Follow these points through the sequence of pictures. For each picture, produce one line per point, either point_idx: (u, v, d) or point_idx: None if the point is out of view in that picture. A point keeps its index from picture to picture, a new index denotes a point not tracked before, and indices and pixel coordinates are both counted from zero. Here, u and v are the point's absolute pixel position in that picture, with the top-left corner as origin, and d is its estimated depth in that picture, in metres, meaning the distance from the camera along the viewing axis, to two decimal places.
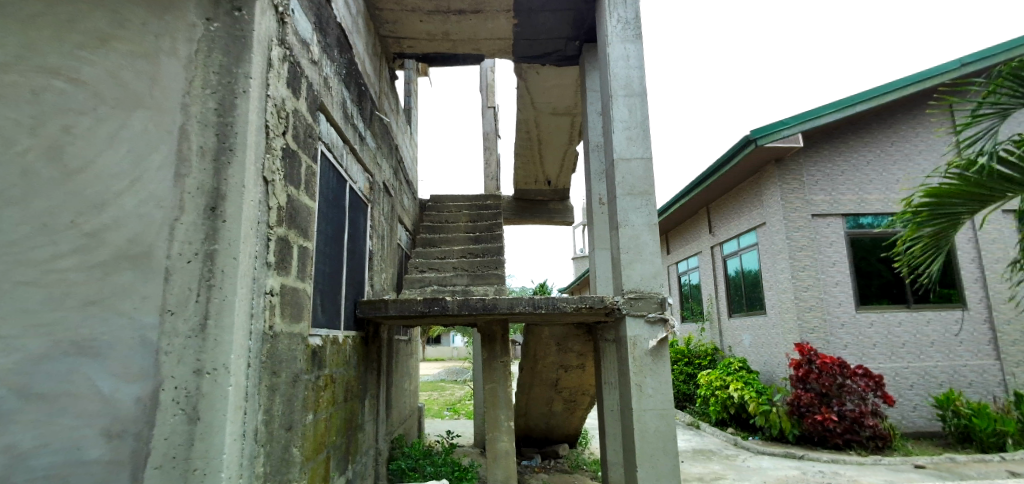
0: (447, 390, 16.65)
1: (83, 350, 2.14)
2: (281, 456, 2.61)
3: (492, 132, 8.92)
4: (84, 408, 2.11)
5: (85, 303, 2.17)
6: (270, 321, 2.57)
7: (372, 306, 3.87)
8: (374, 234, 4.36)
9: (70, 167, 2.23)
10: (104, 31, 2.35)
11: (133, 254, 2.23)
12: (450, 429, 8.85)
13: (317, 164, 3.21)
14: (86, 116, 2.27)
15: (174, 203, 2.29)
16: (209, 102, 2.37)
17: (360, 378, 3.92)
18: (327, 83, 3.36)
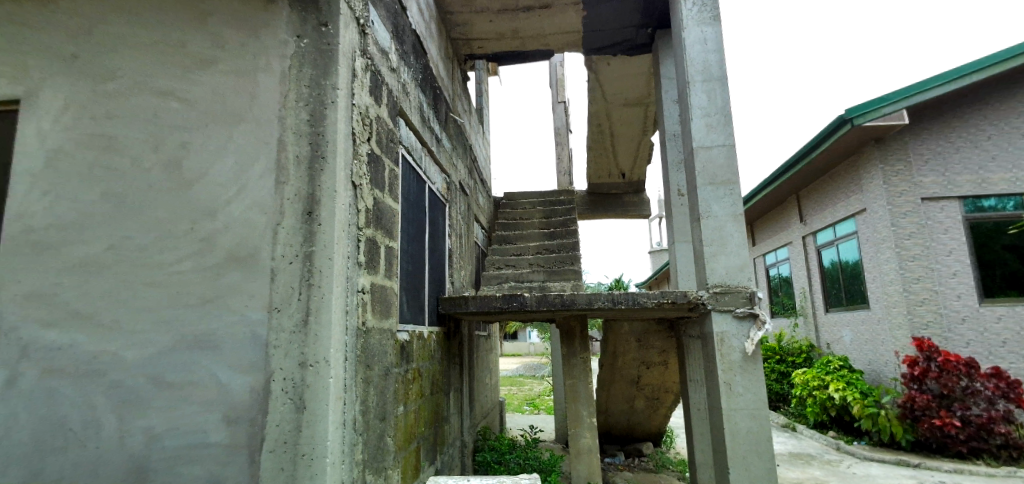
0: (526, 386, 16.79)
1: (202, 345, 2.38)
2: (377, 444, 2.77)
3: (563, 127, 8.88)
4: (206, 396, 2.35)
5: (203, 301, 2.41)
6: (362, 317, 2.72)
7: (453, 302, 3.96)
8: (452, 233, 4.49)
9: (187, 179, 2.49)
10: (209, 54, 2.58)
11: (242, 256, 2.45)
12: (532, 425, 8.93)
13: (399, 167, 3.35)
14: (198, 133, 2.52)
15: (275, 208, 2.48)
16: (302, 113, 2.54)
17: (444, 372, 4.05)
18: (405, 88, 3.49)
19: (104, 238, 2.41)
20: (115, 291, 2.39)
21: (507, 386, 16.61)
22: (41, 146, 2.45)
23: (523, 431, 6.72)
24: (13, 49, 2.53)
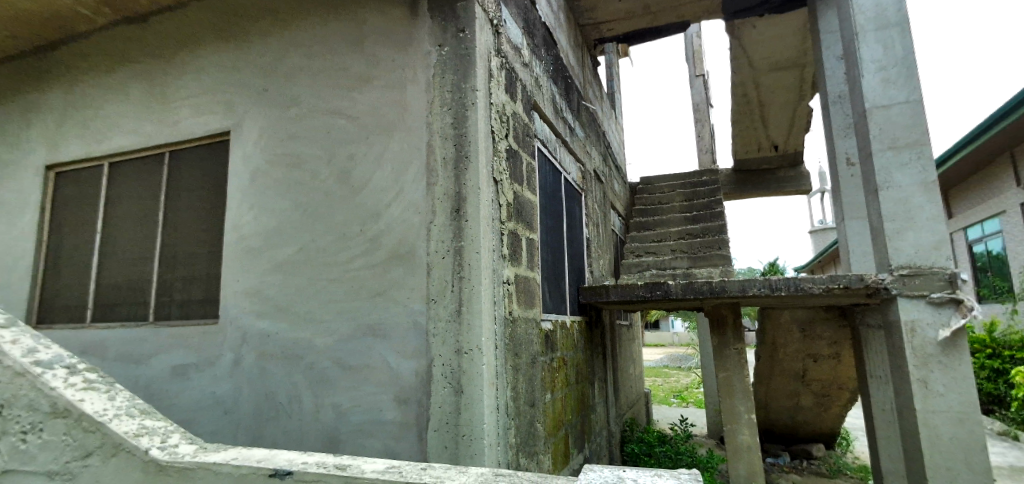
0: (673, 377, 16.17)
1: (375, 332, 2.68)
2: (528, 429, 2.88)
3: (703, 102, 8.29)
4: (380, 378, 2.64)
5: (374, 294, 2.71)
6: (509, 307, 2.84)
7: (594, 292, 3.94)
8: (589, 222, 4.46)
9: (355, 186, 2.80)
10: (365, 72, 2.85)
11: (403, 253, 2.70)
12: (681, 417, 8.58)
13: (535, 160, 3.41)
14: (361, 144, 2.82)
15: (428, 207, 2.68)
16: (446, 117, 2.70)
17: (588, 361, 4.07)
18: (538, 82, 3.54)
19: (295, 242, 2.84)
20: (306, 286, 2.80)
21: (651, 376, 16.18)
22: (247, 168, 2.95)
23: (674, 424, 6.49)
24: (222, 90, 3.03)
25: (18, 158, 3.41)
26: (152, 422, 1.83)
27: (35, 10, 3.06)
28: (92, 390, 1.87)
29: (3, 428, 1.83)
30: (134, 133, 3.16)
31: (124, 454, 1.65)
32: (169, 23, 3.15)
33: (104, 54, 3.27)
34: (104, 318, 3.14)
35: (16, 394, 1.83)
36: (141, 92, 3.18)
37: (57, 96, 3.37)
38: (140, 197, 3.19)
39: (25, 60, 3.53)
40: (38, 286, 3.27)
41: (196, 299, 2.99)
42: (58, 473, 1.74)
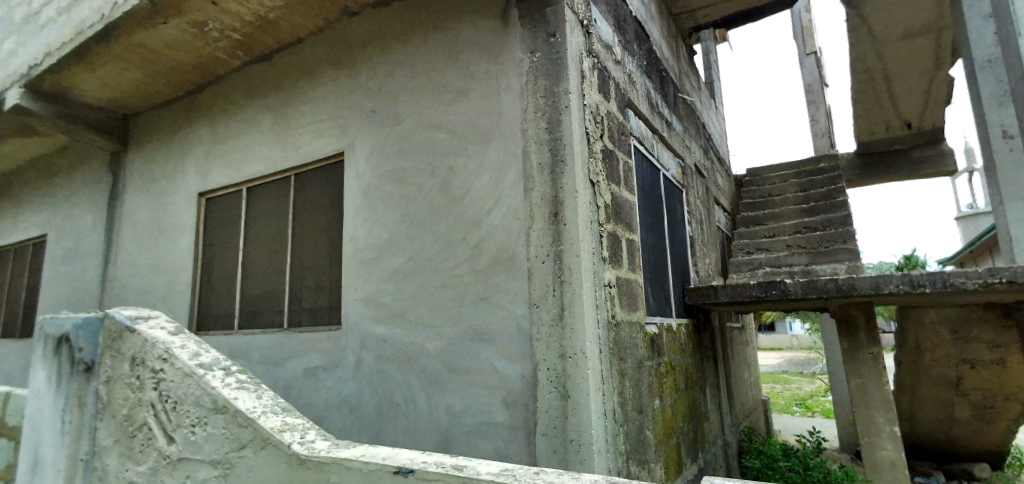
0: (794, 384, 14.85)
1: (481, 337, 2.75)
2: (637, 436, 2.80)
3: (815, 83, 7.59)
4: (488, 381, 2.70)
5: (478, 300, 2.78)
6: (611, 311, 2.78)
7: (701, 293, 3.75)
8: (692, 220, 4.26)
9: (456, 197, 2.91)
10: (462, 86, 2.96)
11: (505, 259, 2.75)
12: (807, 428, 7.85)
13: (632, 158, 3.32)
14: (461, 156, 2.92)
15: (526, 213, 2.70)
16: (541, 122, 2.70)
17: (698, 366, 3.87)
18: (632, 77, 3.45)
19: (404, 253, 3.01)
20: (416, 293, 2.96)
21: (766, 382, 15.01)
22: (360, 185, 3.19)
23: (799, 436, 5.98)
24: (337, 114, 3.30)
25: (176, 188, 3.96)
26: (292, 419, 2.01)
27: (185, 60, 3.54)
28: (244, 390, 2.11)
29: (178, 421, 2.13)
30: (266, 159, 3.54)
31: (272, 448, 1.83)
32: (291, 59, 3.50)
33: (241, 92, 3.71)
34: (248, 324, 3.54)
35: (187, 392, 2.12)
36: (270, 122, 3.55)
37: (204, 132, 3.88)
38: (273, 216, 3.56)
39: (176, 102, 4.06)
40: (196, 298, 3.77)
41: (322, 306, 3.29)
42: (221, 462, 1.97)
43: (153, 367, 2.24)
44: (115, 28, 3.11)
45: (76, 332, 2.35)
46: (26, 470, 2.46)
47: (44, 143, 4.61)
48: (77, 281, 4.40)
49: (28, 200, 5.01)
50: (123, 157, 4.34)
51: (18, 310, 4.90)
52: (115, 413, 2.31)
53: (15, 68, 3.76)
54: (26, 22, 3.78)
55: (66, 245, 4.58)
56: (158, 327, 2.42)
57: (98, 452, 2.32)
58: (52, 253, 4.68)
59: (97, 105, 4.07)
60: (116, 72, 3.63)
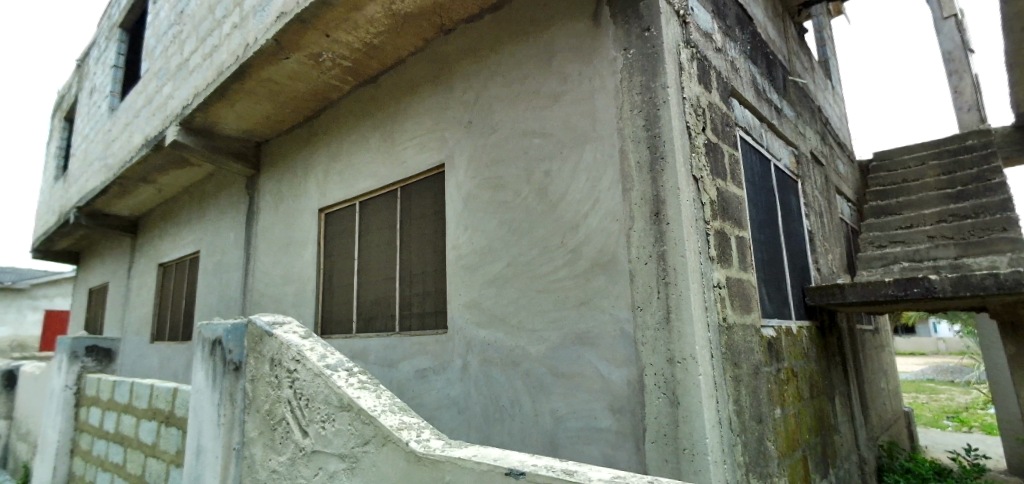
0: (941, 394, 13.01)
1: (584, 341, 2.72)
2: (758, 448, 2.60)
3: (956, 49, 6.63)
4: (593, 386, 2.66)
5: (579, 304, 2.76)
6: (722, 313, 2.61)
7: (824, 293, 3.42)
8: (810, 212, 3.91)
9: (553, 201, 2.91)
10: (555, 90, 2.96)
11: (606, 261, 2.69)
12: (964, 446, 6.84)
13: (739, 150, 3.12)
14: (557, 159, 2.92)
15: (626, 214, 2.63)
16: (637, 120, 2.62)
17: (824, 373, 3.54)
18: (735, 65, 3.25)
19: (504, 258, 3.07)
20: (518, 298, 3.00)
21: (904, 392, 13.31)
22: (460, 194, 3.30)
23: (953, 454, 5.24)
24: (437, 128, 3.45)
25: (300, 205, 4.38)
26: (408, 418, 2.12)
27: (303, 90, 3.91)
28: (365, 389, 2.26)
29: (310, 417, 2.33)
30: (375, 175, 3.80)
31: (392, 445, 1.93)
32: (394, 80, 3.73)
33: (352, 115, 4.02)
34: (365, 329, 3.82)
35: (317, 390, 2.32)
36: (378, 140, 3.81)
37: (321, 154, 4.26)
38: (382, 227, 3.81)
39: (298, 128, 4.50)
40: (320, 304, 4.14)
41: (430, 311, 3.45)
42: (347, 456, 2.12)
43: (288, 367, 2.48)
44: (247, 66, 3.52)
45: (227, 336, 2.69)
46: (191, 456, 2.83)
47: (195, 173, 5.34)
48: (224, 291, 5.03)
49: (186, 221, 5.82)
50: (256, 180, 4.89)
51: (180, 316, 5.70)
52: (258, 408, 2.58)
53: (172, 109, 4.39)
54: (180, 69, 4.40)
55: (214, 260, 5.26)
56: (291, 331, 2.65)
57: (245, 443, 2.60)
58: (204, 267, 5.40)
59: (235, 136, 4.62)
60: (250, 106, 4.10)
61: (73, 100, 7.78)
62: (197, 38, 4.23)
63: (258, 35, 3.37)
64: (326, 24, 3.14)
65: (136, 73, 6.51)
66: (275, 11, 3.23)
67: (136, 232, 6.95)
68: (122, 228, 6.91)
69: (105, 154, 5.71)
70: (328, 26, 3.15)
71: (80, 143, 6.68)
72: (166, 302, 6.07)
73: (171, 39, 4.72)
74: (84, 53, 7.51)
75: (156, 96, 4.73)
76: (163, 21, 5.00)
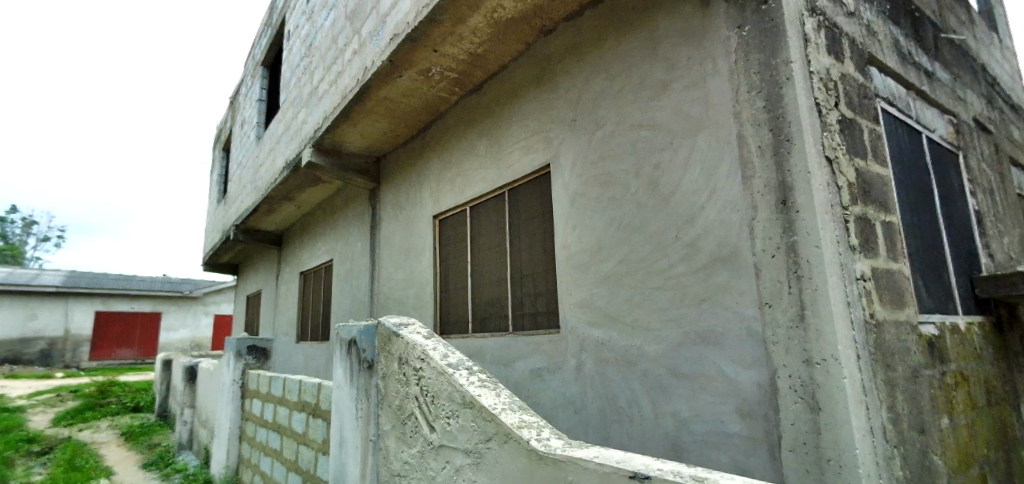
0: None
1: (706, 340, 2.57)
2: (921, 462, 2.27)
3: None
4: (718, 389, 2.50)
5: (699, 301, 2.61)
6: (869, 309, 2.31)
7: (999, 283, 2.92)
8: (977, 190, 3.35)
9: (665, 195, 2.79)
10: (663, 79, 2.84)
11: (726, 255, 2.51)
12: None
13: (882, 124, 2.77)
14: (667, 151, 2.79)
15: (748, 204, 2.43)
16: (757, 101, 2.42)
17: (1005, 378, 3.01)
18: (873, 29, 2.88)
19: (615, 256, 3.01)
20: (631, 296, 2.91)
21: None
22: (568, 193, 3.30)
23: None
24: (542, 129, 3.48)
25: (416, 213, 4.68)
26: (528, 416, 2.14)
27: (414, 105, 4.17)
28: (486, 388, 2.33)
29: (436, 413, 2.45)
30: (483, 180, 3.93)
31: (513, 442, 1.97)
32: (498, 86, 3.83)
33: (460, 124, 4.20)
34: (480, 329, 3.96)
35: (442, 388, 2.44)
36: (485, 146, 3.94)
37: (433, 164, 4.51)
38: (492, 230, 3.93)
39: (411, 141, 4.80)
40: (438, 306, 4.38)
41: (543, 311, 3.49)
42: (472, 452, 2.20)
43: (414, 365, 2.64)
44: (366, 88, 3.83)
45: (361, 336, 2.94)
46: (335, 445, 3.12)
47: (326, 189, 5.94)
48: (354, 295, 5.52)
49: (320, 233, 6.49)
50: (377, 192, 5.30)
51: (319, 319, 6.37)
52: (390, 403, 2.77)
53: (306, 133, 4.92)
54: (311, 96, 4.91)
55: (345, 267, 5.79)
56: (415, 332, 2.82)
57: (380, 435, 2.80)
58: (337, 274, 5.97)
59: (357, 153, 5.06)
60: (369, 124, 4.46)
61: (228, 133, 9.04)
62: (324, 68, 4.69)
63: (375, 58, 3.65)
64: (434, 40, 3.31)
65: (275, 104, 7.39)
66: (389, 34, 3.49)
67: (281, 245, 7.90)
68: (270, 242, 7.89)
69: (255, 178, 6.56)
70: (436, 41, 3.32)
71: (235, 170, 7.74)
72: (307, 306, 6.82)
73: (302, 71, 5.29)
74: (235, 91, 8.69)
75: (292, 123, 5.33)
76: (296, 55, 5.61)
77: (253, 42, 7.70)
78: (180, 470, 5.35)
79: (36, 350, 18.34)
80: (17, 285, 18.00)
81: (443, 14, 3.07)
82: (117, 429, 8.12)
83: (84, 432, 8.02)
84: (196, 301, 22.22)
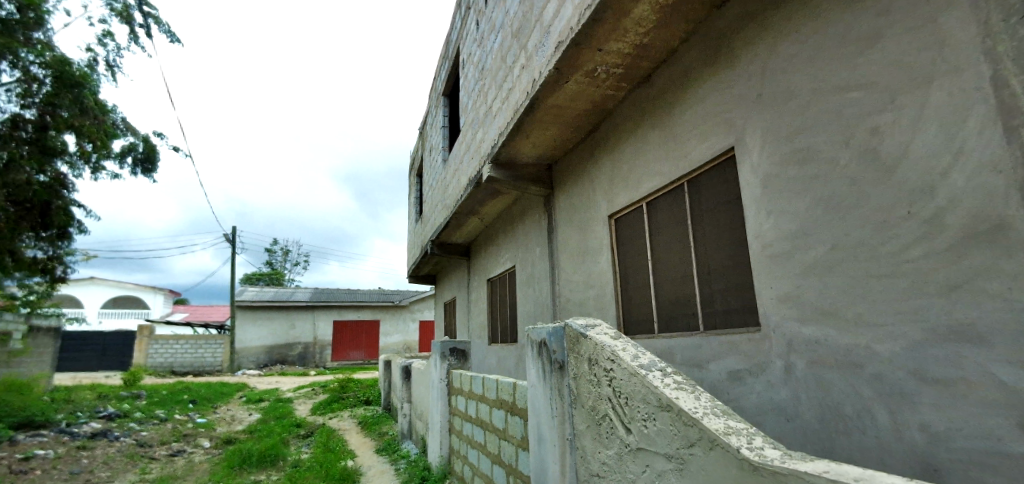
0: None
1: (964, 337, 2.04)
2: None
3: None
4: (988, 398, 1.97)
5: (948, 288, 2.09)
6: None
7: None
8: None
9: (887, 164, 2.33)
10: (873, 28, 2.39)
11: (986, 230, 1.98)
12: None
13: None
14: (887, 111, 2.33)
15: (1016, 161, 1.89)
16: (1019, 30, 1.89)
17: None
18: None
19: (823, 241, 2.61)
20: (848, 287, 2.48)
21: None
22: (758, 177, 2.98)
23: None
24: (722, 111, 3.21)
25: (591, 214, 4.72)
26: (735, 422, 1.94)
27: (580, 107, 4.22)
28: (683, 390, 2.18)
29: (631, 415, 2.38)
30: (659, 173, 3.79)
31: (720, 449, 1.82)
32: (669, 74, 3.65)
33: (629, 120, 4.12)
34: (667, 328, 3.80)
35: (635, 390, 2.35)
36: (658, 139, 3.79)
37: (604, 163, 4.50)
38: (673, 225, 3.75)
39: (581, 144, 4.87)
40: (619, 306, 4.33)
41: (736, 308, 3.20)
42: (673, 457, 2.08)
43: (605, 366, 2.58)
44: (535, 99, 4.00)
45: (551, 337, 3.04)
46: (534, 442, 3.28)
47: (505, 200, 6.36)
48: (536, 299, 5.77)
49: (502, 242, 6.96)
50: (552, 198, 5.49)
51: (507, 323, 6.81)
52: (584, 403, 2.77)
53: (485, 151, 5.33)
54: (486, 116, 5.31)
55: (526, 272, 6.10)
56: (603, 332, 2.77)
57: (576, 435, 2.84)
58: (519, 279, 6.32)
59: (530, 163, 5.31)
60: (540, 133, 4.65)
61: (420, 160, 10.28)
62: (496, 87, 5.04)
63: (543, 68, 3.79)
64: (598, 40, 3.31)
65: (455, 128, 8.16)
66: (554, 42, 3.60)
67: (469, 256, 8.69)
68: (459, 253, 8.75)
69: (444, 197, 7.33)
70: (600, 40, 3.31)
71: (427, 192, 8.77)
72: (495, 311, 7.36)
73: (477, 93, 5.75)
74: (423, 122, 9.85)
75: (472, 143, 5.83)
76: (471, 80, 6.13)
77: (434, 76, 8.65)
78: (404, 456, 6.22)
79: (295, 352, 23.13)
80: (280, 301, 22.96)
81: (607, 11, 3.05)
82: (355, 418, 9.80)
83: (333, 420, 9.84)
84: (404, 310, 25.63)
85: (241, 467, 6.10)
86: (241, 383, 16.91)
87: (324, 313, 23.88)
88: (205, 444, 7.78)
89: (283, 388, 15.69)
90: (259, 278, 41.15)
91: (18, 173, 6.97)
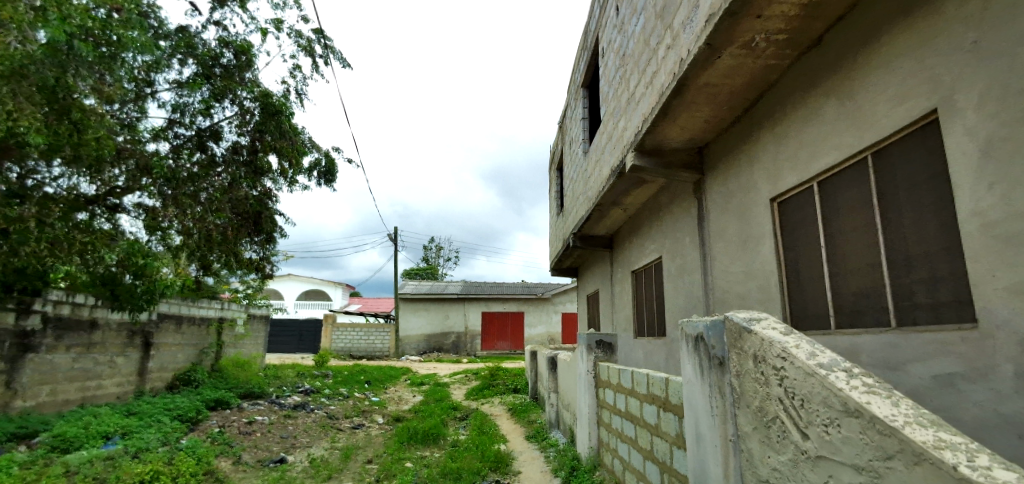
0: None
1: None
2: None
3: None
4: None
5: None
6: None
7: None
8: None
9: None
10: None
11: None
12: None
13: None
14: None
15: None
16: None
17: None
18: None
19: None
20: None
21: None
22: (975, 141, 2.43)
23: None
24: (920, 68, 2.71)
25: (751, 198, 4.35)
26: (949, 435, 1.61)
27: (735, 83, 3.90)
28: (875, 394, 1.86)
29: (809, 419, 2.10)
30: (835, 147, 3.34)
31: (928, 464, 1.54)
32: (848, 31, 3.19)
33: (797, 91, 3.70)
34: (851, 324, 3.35)
35: (812, 391, 2.07)
36: (834, 108, 3.34)
37: (766, 142, 4.11)
38: (856, 205, 3.28)
39: (737, 123, 4.51)
40: (787, 299, 3.92)
41: (946, 302, 2.68)
42: (865, 469, 1.80)
43: (775, 364, 2.32)
44: (684, 80, 3.79)
45: (709, 332, 2.88)
46: (692, 440, 3.14)
47: (651, 188, 6.16)
48: (688, 291, 5.48)
49: (648, 233, 6.74)
50: (703, 183, 5.18)
51: (655, 316, 6.59)
52: (749, 403, 2.55)
53: (628, 139, 5.21)
54: (630, 103, 5.17)
55: (676, 264, 5.83)
56: (770, 328, 2.50)
57: (741, 436, 2.63)
58: (669, 271, 6.06)
59: (678, 148, 5.09)
60: (689, 115, 4.41)
61: (560, 153, 10.39)
62: (640, 72, 4.90)
63: (693, 46, 3.58)
64: (758, 6, 3.02)
65: (595, 119, 8.10)
66: (706, 15, 3.37)
67: (612, 247, 8.58)
68: (604, 245, 8.69)
69: (585, 189, 7.35)
70: (760, 6, 3.02)
71: (568, 185, 8.87)
72: (642, 304, 7.17)
73: (619, 81, 5.64)
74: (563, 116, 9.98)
75: (614, 132, 5.74)
76: (612, 69, 6.04)
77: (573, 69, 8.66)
78: (553, 445, 6.40)
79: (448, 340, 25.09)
80: (435, 293, 25.12)
81: None
82: (505, 404, 10.33)
83: (486, 405, 10.49)
84: (546, 302, 26.15)
85: (409, 443, 6.82)
86: (405, 367, 18.82)
87: (472, 305, 25.45)
88: (379, 420, 8.86)
89: (441, 373, 17.09)
90: (417, 273, 45.74)
91: (238, 188, 8.58)
